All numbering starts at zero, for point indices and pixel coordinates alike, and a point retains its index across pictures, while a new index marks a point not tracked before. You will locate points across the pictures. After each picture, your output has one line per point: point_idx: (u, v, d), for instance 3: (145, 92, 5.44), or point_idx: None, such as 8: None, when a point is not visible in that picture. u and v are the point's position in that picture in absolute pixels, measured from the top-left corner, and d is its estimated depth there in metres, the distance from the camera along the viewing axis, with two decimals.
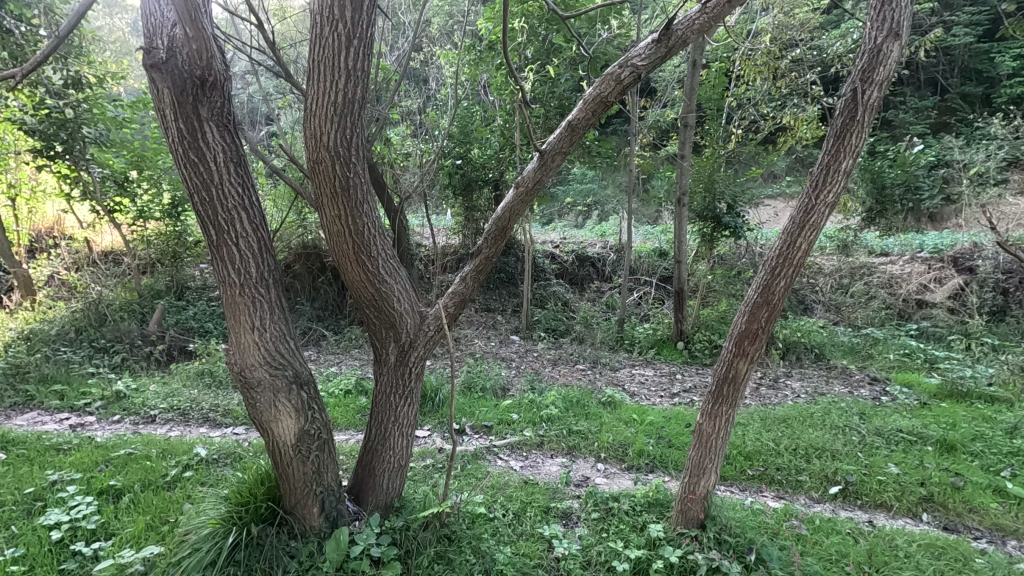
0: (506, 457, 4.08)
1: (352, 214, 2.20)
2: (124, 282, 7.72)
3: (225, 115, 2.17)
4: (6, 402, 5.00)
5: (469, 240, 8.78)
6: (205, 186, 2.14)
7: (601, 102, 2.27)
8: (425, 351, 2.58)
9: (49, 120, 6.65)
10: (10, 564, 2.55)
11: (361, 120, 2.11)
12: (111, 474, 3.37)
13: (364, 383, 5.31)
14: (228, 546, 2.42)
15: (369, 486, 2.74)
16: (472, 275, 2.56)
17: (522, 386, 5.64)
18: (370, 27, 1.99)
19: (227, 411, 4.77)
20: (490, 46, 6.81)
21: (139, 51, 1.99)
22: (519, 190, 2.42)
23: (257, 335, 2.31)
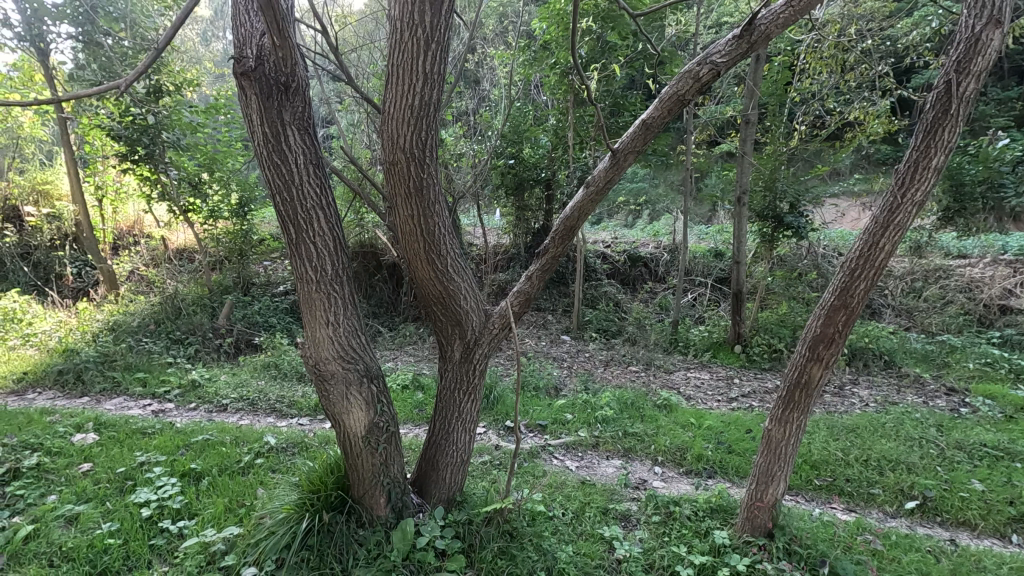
0: (561, 457, 4.08)
1: (423, 213, 2.26)
2: (196, 278, 8.19)
3: (306, 119, 2.27)
4: (96, 387, 5.41)
5: (520, 240, 8.80)
6: (287, 187, 2.25)
7: (677, 101, 2.25)
8: (489, 349, 2.62)
9: (133, 127, 7.15)
10: (107, 537, 2.76)
11: (437, 122, 2.16)
12: (192, 458, 3.59)
13: (420, 379, 5.43)
14: (302, 531, 2.54)
15: (432, 479, 2.81)
16: (538, 274, 2.57)
17: (574, 387, 5.62)
18: (448, 30, 2.03)
19: (292, 401, 4.99)
20: (545, 46, 6.81)
21: (230, 59, 2.11)
22: (589, 190, 2.42)
23: (332, 329, 2.41)
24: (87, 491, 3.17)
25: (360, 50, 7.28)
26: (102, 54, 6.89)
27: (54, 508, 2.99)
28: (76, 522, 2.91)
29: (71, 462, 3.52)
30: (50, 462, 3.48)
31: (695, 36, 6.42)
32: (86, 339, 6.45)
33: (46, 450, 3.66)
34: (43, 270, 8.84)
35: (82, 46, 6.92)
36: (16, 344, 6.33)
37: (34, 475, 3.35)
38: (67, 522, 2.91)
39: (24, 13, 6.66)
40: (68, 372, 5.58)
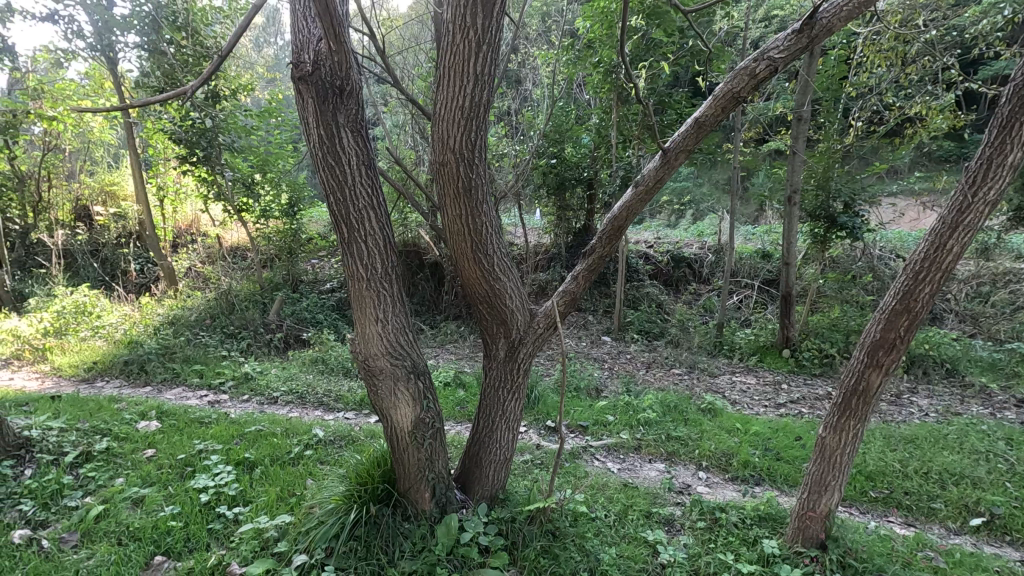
0: (603, 458, 4.05)
1: (471, 213, 2.29)
2: (249, 275, 8.53)
3: (358, 121, 2.33)
4: (158, 377, 5.70)
5: (561, 240, 8.77)
6: (340, 187, 2.32)
7: (731, 98, 2.20)
8: (534, 348, 2.63)
9: (192, 130, 7.49)
10: (169, 519, 2.91)
11: (486, 123, 2.19)
12: (245, 448, 3.75)
13: (462, 377, 5.49)
14: (351, 522, 2.62)
15: (476, 476, 2.84)
16: (584, 274, 2.56)
17: (615, 389, 5.57)
18: (499, 31, 2.05)
19: (338, 396, 5.13)
20: (589, 44, 6.76)
21: (289, 64, 2.19)
22: (638, 189, 2.40)
23: (381, 326, 2.47)
24: (151, 475, 3.35)
25: (405, 52, 7.40)
26: (165, 62, 7.25)
27: (123, 490, 3.17)
28: (142, 504, 3.08)
29: (136, 448, 3.73)
30: (117, 447, 3.69)
31: (745, 32, 6.24)
32: (148, 332, 6.81)
33: (114, 435, 3.88)
34: (110, 266, 9.41)
35: (147, 55, 7.30)
36: (86, 335, 6.75)
37: (103, 458, 3.56)
38: (133, 504, 3.08)
39: (96, 24, 7.07)
40: (133, 362, 5.91)
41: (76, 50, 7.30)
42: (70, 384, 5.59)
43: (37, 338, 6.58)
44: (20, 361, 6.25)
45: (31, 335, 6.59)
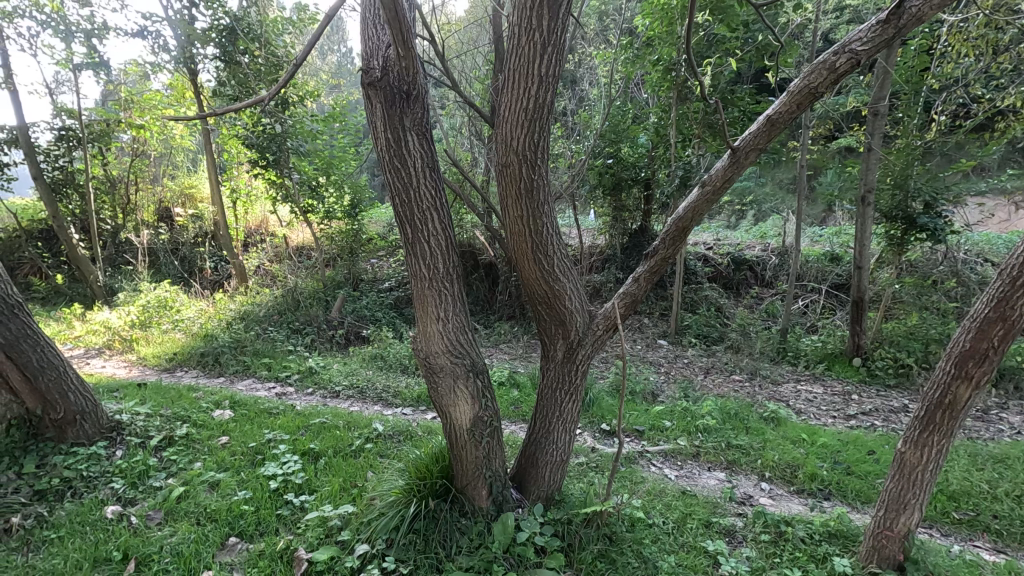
0: (660, 464, 3.97)
1: (533, 214, 2.30)
2: (313, 274, 8.91)
3: (424, 125, 2.39)
4: (230, 368, 6.05)
5: (616, 241, 8.65)
6: (405, 189, 2.38)
7: (808, 94, 2.11)
8: (593, 350, 2.61)
9: (264, 135, 7.91)
10: (242, 503, 3.08)
11: (550, 124, 2.19)
12: (310, 439, 3.91)
13: (516, 378, 5.51)
14: (410, 515, 2.68)
15: (532, 476, 2.85)
16: (645, 276, 2.52)
17: (672, 394, 5.43)
18: (564, 32, 2.05)
19: (396, 392, 5.28)
20: (647, 42, 6.55)
21: (359, 70, 2.28)
22: (705, 190, 2.34)
23: (442, 325, 2.53)
24: (225, 461, 3.56)
25: (464, 55, 7.50)
26: (240, 72, 7.69)
27: (200, 474, 3.39)
28: (218, 488, 3.28)
29: (212, 434, 3.97)
30: (195, 433, 3.94)
31: (815, 24, 5.95)
32: (222, 326, 7.24)
33: (193, 422, 4.15)
34: (188, 264, 10.07)
35: (224, 66, 7.77)
36: (167, 327, 7.25)
37: (183, 443, 3.81)
38: (210, 487, 3.29)
39: (179, 38, 7.58)
40: (208, 354, 6.30)
41: (162, 63, 7.85)
42: (154, 372, 6.02)
43: (125, 329, 7.18)
44: (111, 350, 6.80)
45: (121, 327, 7.20)
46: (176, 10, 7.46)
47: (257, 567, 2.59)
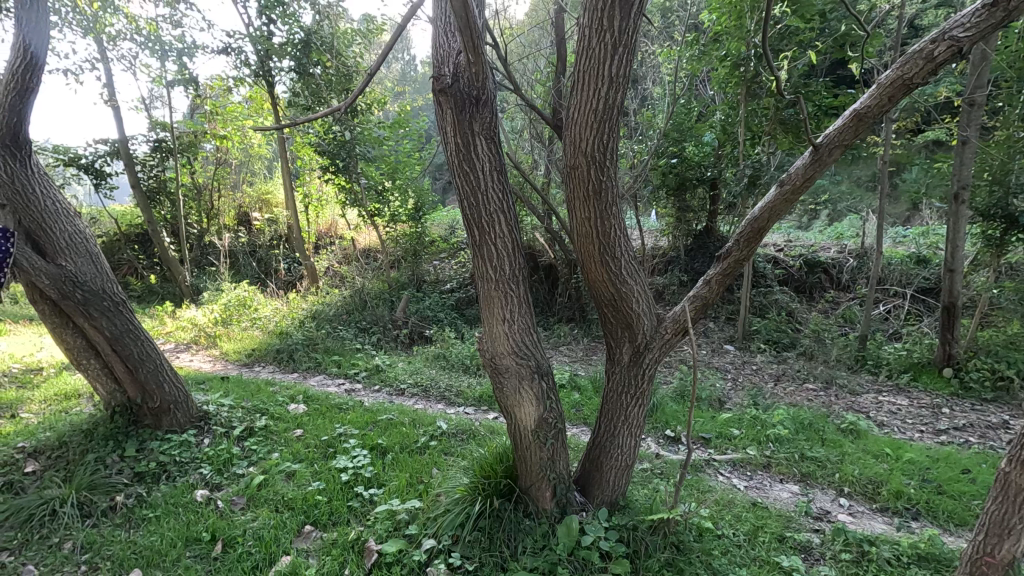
0: (728, 474, 3.84)
1: (601, 215, 2.29)
2: (379, 275, 9.22)
3: (492, 129, 2.42)
4: (303, 365, 6.36)
5: (680, 243, 8.44)
6: (473, 192, 2.43)
7: (901, 86, 1.99)
8: (660, 354, 2.57)
9: (334, 142, 8.28)
10: (316, 493, 3.23)
11: (619, 125, 2.17)
12: (379, 434, 4.05)
13: (576, 380, 5.47)
14: (475, 513, 2.73)
15: (597, 479, 2.82)
16: (717, 278, 2.44)
17: (740, 401, 5.22)
18: (636, 32, 2.03)
19: (458, 391, 5.38)
20: (716, 37, 6.32)
21: (430, 77, 2.34)
22: (783, 189, 2.25)
23: (508, 326, 2.56)
24: (300, 453, 3.75)
25: (526, 58, 7.52)
26: (313, 83, 8.08)
27: (278, 464, 3.59)
28: (293, 478, 3.46)
29: (288, 427, 4.19)
30: (273, 425, 4.18)
31: (900, 10, 5.56)
32: (295, 324, 7.63)
33: (270, 415, 4.40)
34: (265, 265, 10.68)
35: (298, 77, 8.18)
36: (246, 325, 7.71)
37: (262, 434, 4.05)
38: (286, 477, 3.47)
39: (258, 53, 8.05)
40: (283, 351, 6.66)
41: (243, 77, 8.37)
42: (235, 367, 6.42)
43: (209, 326, 7.71)
44: (198, 345, 7.31)
45: (206, 324, 7.73)
46: (256, 27, 7.94)
47: (331, 554, 2.71)
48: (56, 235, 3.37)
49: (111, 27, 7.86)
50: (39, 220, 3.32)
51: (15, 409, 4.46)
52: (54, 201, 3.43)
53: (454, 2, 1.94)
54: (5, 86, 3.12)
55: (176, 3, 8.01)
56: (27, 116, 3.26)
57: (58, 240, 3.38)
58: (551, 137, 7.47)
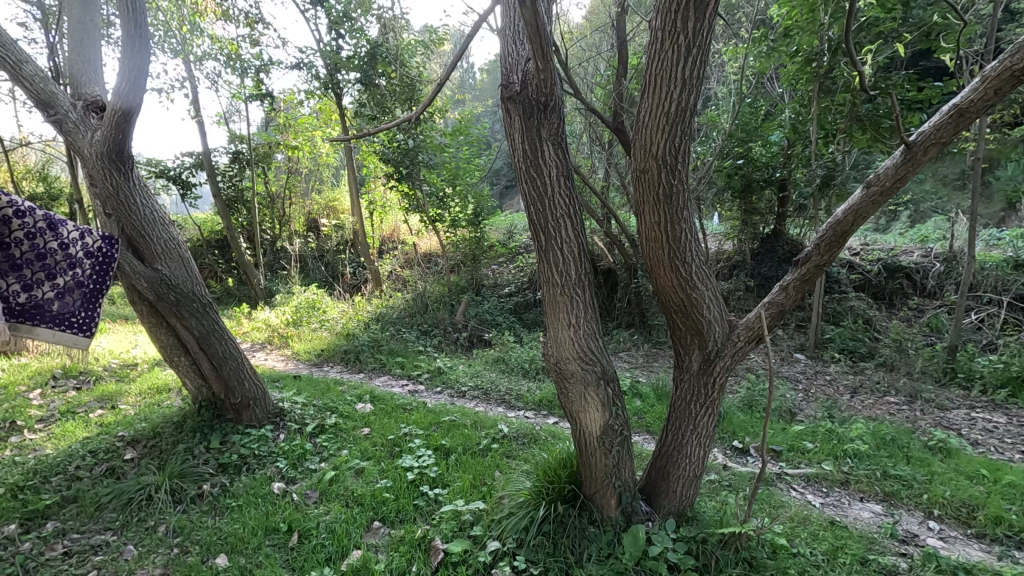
0: (801, 489, 3.65)
1: (671, 219, 2.26)
2: (439, 279, 9.41)
3: (560, 134, 2.44)
4: (369, 365, 6.59)
5: (746, 247, 8.14)
6: (540, 198, 2.45)
7: (1010, 77, 1.84)
8: (732, 362, 2.49)
9: (398, 150, 8.55)
10: (384, 490, 3.33)
11: (692, 128, 2.13)
12: (442, 435, 4.14)
13: (638, 387, 5.37)
14: (540, 517, 2.74)
15: (663, 489, 2.76)
16: (795, 284, 2.34)
17: (814, 413, 4.96)
18: (710, 33, 1.98)
19: (518, 395, 5.40)
20: (786, 32, 6.05)
21: (499, 86, 2.38)
22: (870, 190, 2.13)
23: (573, 331, 2.55)
24: (368, 451, 3.87)
25: (585, 61, 7.49)
26: (378, 93, 8.38)
27: (347, 461, 3.73)
28: (362, 475, 3.58)
29: (356, 425, 4.34)
30: (342, 423, 4.35)
31: None
32: (360, 326, 7.91)
33: (339, 413, 4.58)
34: (332, 269, 11.15)
35: (364, 88, 8.51)
36: (315, 326, 8.07)
37: (332, 432, 4.22)
38: (355, 473, 3.60)
39: (328, 67, 8.44)
40: (350, 352, 6.93)
41: (314, 90, 8.79)
42: (306, 366, 6.74)
43: (282, 327, 8.12)
44: (271, 345, 7.72)
45: (278, 325, 8.17)
46: (326, 42, 8.34)
47: (399, 551, 2.78)
48: (153, 242, 3.66)
49: (197, 48, 8.48)
50: (139, 228, 3.62)
51: (115, 401, 4.87)
52: (151, 210, 3.72)
53: (526, 10, 1.97)
54: (111, 108, 3.40)
55: (255, 23, 8.53)
56: (129, 133, 3.55)
57: (155, 246, 3.67)
58: (610, 140, 7.39)
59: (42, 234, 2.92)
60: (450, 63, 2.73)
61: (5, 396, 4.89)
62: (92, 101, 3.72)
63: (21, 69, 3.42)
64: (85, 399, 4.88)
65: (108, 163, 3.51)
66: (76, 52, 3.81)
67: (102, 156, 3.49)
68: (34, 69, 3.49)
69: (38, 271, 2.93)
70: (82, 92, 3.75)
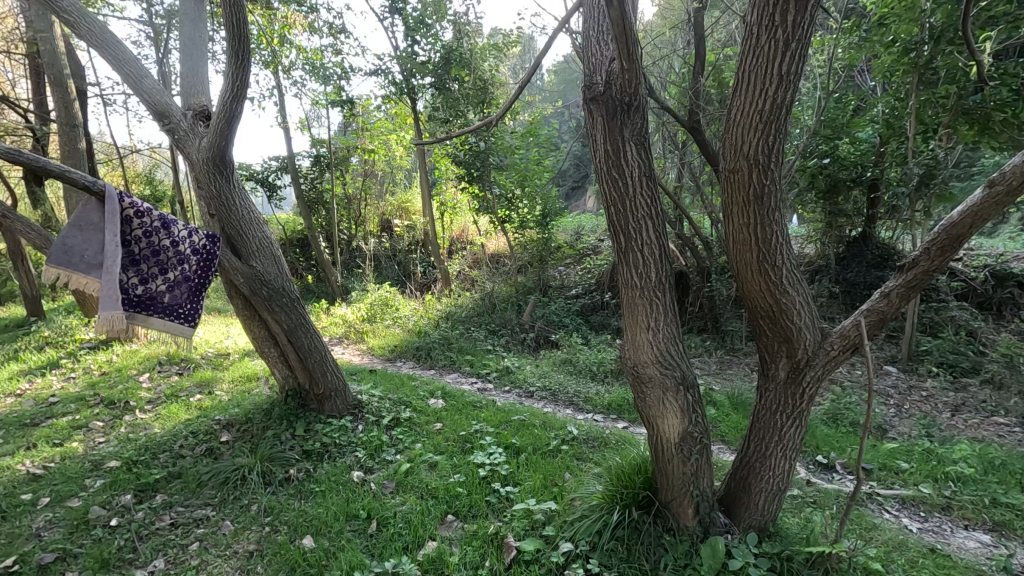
0: (896, 512, 3.40)
1: (761, 221, 2.19)
2: (507, 279, 9.49)
3: (643, 134, 2.40)
4: (439, 362, 6.75)
5: (830, 251, 7.67)
6: (621, 199, 2.42)
7: None
8: (824, 371, 2.36)
9: (469, 153, 8.73)
10: (457, 485, 3.41)
11: (788, 125, 2.05)
12: (512, 434, 4.17)
13: (712, 395, 5.17)
14: (614, 522, 2.71)
15: (743, 502, 2.66)
16: (899, 292, 2.19)
17: (908, 431, 4.60)
18: (811, 25, 1.89)
19: (586, 398, 5.36)
20: (880, 21, 5.64)
21: (582, 87, 2.38)
22: (991, 191, 1.96)
23: (652, 335, 2.50)
24: (441, 445, 3.98)
25: (659, 59, 7.30)
26: (451, 97, 8.57)
27: (421, 454, 3.85)
28: (435, 469, 3.68)
29: (428, 420, 4.46)
30: (416, 417, 4.49)
31: None
32: (431, 324, 8.12)
33: (413, 407, 4.73)
34: (404, 268, 11.52)
35: (437, 92, 8.74)
36: (388, 323, 8.37)
37: (407, 425, 4.36)
38: (429, 466, 3.71)
39: (404, 72, 8.75)
40: (421, 349, 7.13)
41: (390, 95, 9.13)
42: (380, 361, 7.00)
43: (357, 323, 8.48)
44: (348, 339, 8.08)
45: (354, 321, 8.53)
46: (402, 48, 8.65)
47: (472, 545, 2.84)
48: (249, 240, 3.94)
49: (285, 59, 9.02)
50: (237, 227, 3.90)
51: (211, 387, 5.27)
52: (248, 210, 4.00)
53: (612, 8, 1.96)
54: (216, 117, 3.68)
55: (338, 33, 8.97)
56: (230, 139, 3.83)
57: (251, 243, 3.95)
58: (684, 139, 7.17)
59: (157, 233, 3.23)
60: (531, 67, 2.75)
61: (120, 378, 5.42)
62: (200, 111, 4.05)
63: (142, 83, 3.83)
64: (185, 385, 5.31)
65: (212, 168, 3.81)
66: (187, 67, 4.18)
67: (207, 161, 3.79)
68: (152, 83, 3.88)
69: (153, 267, 3.23)
70: (192, 102, 4.09)
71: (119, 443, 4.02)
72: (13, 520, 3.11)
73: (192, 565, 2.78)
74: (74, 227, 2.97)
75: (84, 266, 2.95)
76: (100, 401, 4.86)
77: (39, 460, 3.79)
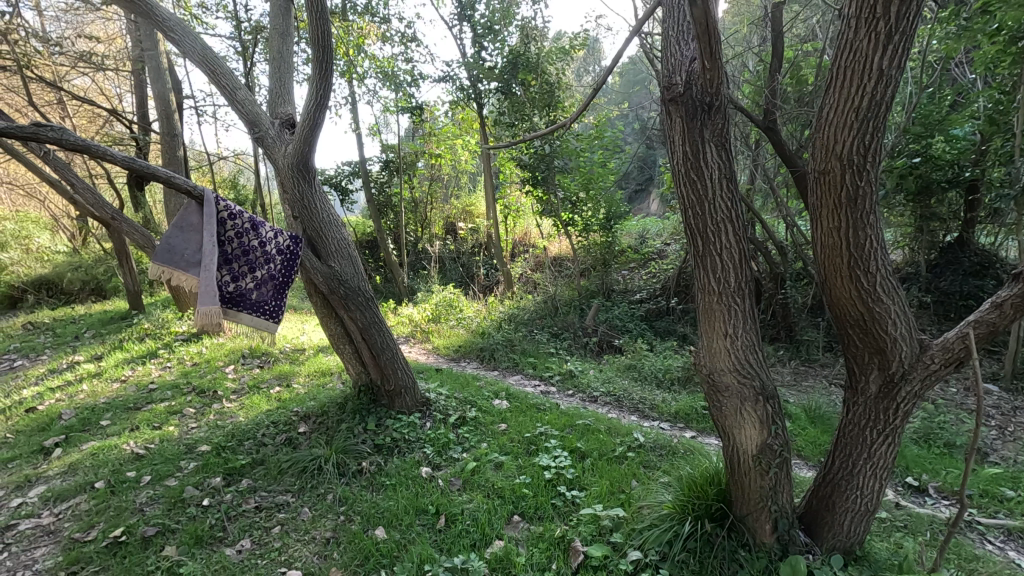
0: (1001, 544, 3.10)
1: (853, 225, 2.08)
2: (569, 282, 9.47)
3: (724, 135, 2.33)
4: (502, 364, 6.83)
5: (920, 257, 7.13)
6: (699, 202, 2.36)
7: None
8: (921, 386, 2.19)
9: (534, 156, 8.78)
10: (523, 486, 3.43)
11: (886, 123, 1.93)
12: (577, 438, 4.14)
13: (787, 407, 4.92)
14: (685, 533, 2.64)
15: (826, 521, 2.52)
16: (1013, 302, 2.00)
17: (1013, 455, 4.19)
18: (917, 17, 1.77)
19: (653, 405, 5.25)
20: (983, 8, 5.06)
21: (661, 87, 2.33)
22: None
23: (730, 342, 2.42)
24: (506, 446, 4.02)
25: (733, 57, 7.04)
26: (517, 101, 8.65)
27: (487, 454, 3.89)
28: (501, 468, 3.72)
29: (493, 420, 4.52)
30: (481, 417, 4.55)
31: None
32: (494, 325, 8.20)
33: (478, 407, 4.79)
34: (467, 270, 11.71)
35: (504, 97, 8.84)
36: (453, 323, 8.53)
37: (473, 424, 4.44)
38: (495, 466, 3.76)
39: (471, 78, 8.91)
40: (485, 350, 7.23)
41: (457, 100, 9.29)
42: (445, 360, 7.16)
43: (423, 323, 8.72)
44: (415, 338, 8.31)
45: (420, 320, 8.77)
46: (470, 54, 8.80)
47: (539, 547, 2.85)
48: (329, 241, 4.14)
49: (359, 68, 9.41)
50: (317, 229, 4.11)
51: (290, 380, 5.58)
52: (328, 213, 4.20)
53: (696, 7, 1.92)
54: (302, 124, 3.90)
55: (408, 42, 9.26)
56: (313, 146, 4.04)
57: (330, 244, 4.15)
58: (759, 139, 6.87)
59: (247, 233, 3.46)
60: (606, 70, 2.73)
61: (209, 368, 5.85)
62: (286, 119, 4.29)
63: (236, 94, 4.12)
64: (266, 377, 5.65)
65: (297, 173, 4.03)
66: (275, 79, 4.45)
67: (292, 167, 4.01)
68: (244, 93, 4.15)
69: (243, 265, 3.46)
70: (279, 111, 4.34)
71: (210, 429, 4.32)
72: (121, 494, 3.42)
73: (275, 547, 2.95)
74: (177, 228, 3.23)
75: (185, 264, 3.19)
76: (193, 389, 5.26)
77: (141, 441, 4.14)
